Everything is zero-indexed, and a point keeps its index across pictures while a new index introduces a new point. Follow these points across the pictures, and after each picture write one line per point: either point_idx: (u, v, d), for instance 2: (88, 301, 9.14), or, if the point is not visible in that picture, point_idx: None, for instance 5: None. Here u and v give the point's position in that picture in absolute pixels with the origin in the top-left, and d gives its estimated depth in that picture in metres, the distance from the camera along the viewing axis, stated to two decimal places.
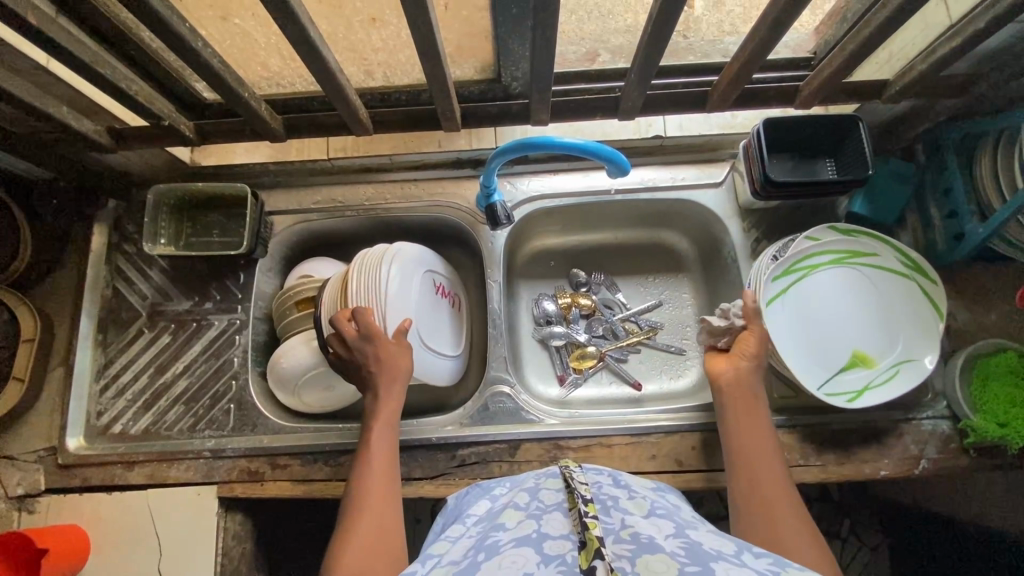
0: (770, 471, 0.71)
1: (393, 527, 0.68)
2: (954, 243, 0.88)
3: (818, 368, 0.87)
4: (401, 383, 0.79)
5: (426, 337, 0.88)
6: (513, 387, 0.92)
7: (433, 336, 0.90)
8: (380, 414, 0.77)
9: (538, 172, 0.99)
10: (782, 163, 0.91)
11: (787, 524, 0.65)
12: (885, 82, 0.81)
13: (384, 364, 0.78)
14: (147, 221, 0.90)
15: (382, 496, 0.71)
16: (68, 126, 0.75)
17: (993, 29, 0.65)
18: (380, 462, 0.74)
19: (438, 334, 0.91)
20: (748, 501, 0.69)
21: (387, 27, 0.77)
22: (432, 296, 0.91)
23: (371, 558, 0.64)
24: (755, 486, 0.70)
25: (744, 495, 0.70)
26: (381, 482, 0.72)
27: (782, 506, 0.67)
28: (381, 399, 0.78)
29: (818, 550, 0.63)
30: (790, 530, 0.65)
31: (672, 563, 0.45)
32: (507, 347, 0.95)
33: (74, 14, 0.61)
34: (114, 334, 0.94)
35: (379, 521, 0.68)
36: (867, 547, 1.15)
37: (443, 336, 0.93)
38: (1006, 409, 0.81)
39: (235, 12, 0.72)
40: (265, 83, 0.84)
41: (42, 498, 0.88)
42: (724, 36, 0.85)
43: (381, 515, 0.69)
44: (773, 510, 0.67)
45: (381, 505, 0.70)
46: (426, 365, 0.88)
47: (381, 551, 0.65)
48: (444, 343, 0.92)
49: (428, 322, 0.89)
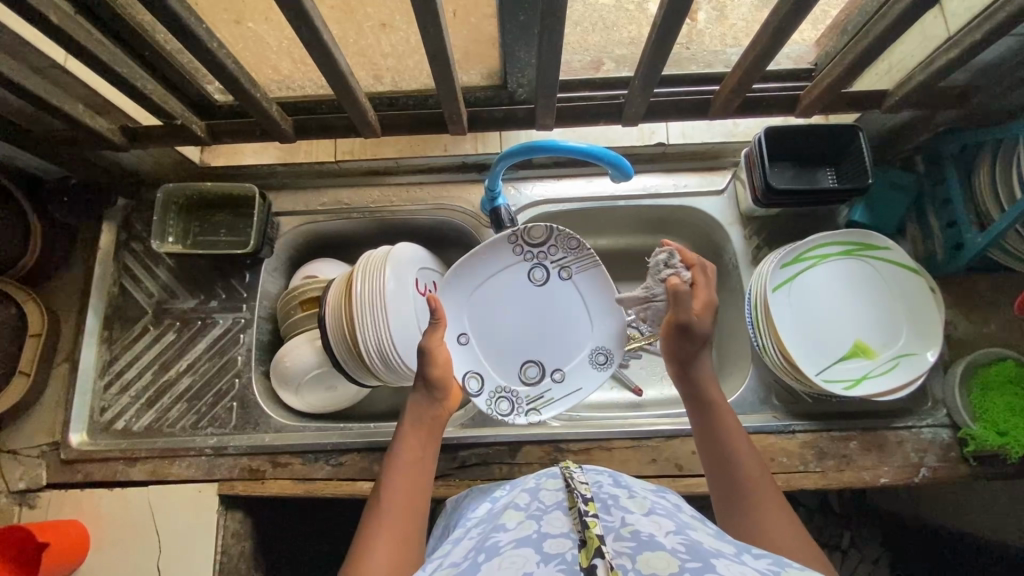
0: (762, 485, 0.61)
1: (414, 529, 0.60)
2: (955, 253, 0.89)
3: (816, 353, 0.88)
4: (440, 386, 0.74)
5: (564, 331, 0.91)
6: (542, 397, 0.90)
7: (553, 332, 0.91)
8: (424, 419, 0.71)
9: (541, 177, 1.00)
10: (783, 172, 0.92)
11: (779, 529, 0.57)
12: (885, 92, 0.82)
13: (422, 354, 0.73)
14: (156, 219, 0.92)
15: (409, 490, 0.63)
16: (80, 123, 0.76)
17: (989, 41, 0.66)
18: (413, 455, 0.67)
19: (544, 341, 0.90)
20: (735, 505, 0.61)
21: (397, 33, 0.79)
22: (534, 291, 0.90)
23: (402, 553, 0.57)
24: (743, 502, 0.61)
25: (729, 498, 0.62)
26: (411, 484, 0.63)
27: (773, 506, 0.59)
28: (422, 410, 0.72)
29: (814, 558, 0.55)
30: (792, 546, 0.56)
31: (672, 560, 0.45)
32: (503, 360, 0.89)
33: (95, 14, 0.62)
34: (119, 332, 0.95)
35: (406, 523, 0.60)
36: (867, 560, 1.10)
37: (535, 344, 0.90)
38: (1006, 418, 0.82)
39: (248, 16, 0.74)
40: (277, 86, 0.86)
41: (43, 493, 0.88)
42: (725, 48, 0.89)
43: (405, 518, 0.60)
44: (767, 524, 0.58)
45: (417, 508, 0.62)
46: (575, 363, 0.90)
47: (410, 553, 0.58)
48: (520, 362, 0.89)
49: (551, 315, 0.90)
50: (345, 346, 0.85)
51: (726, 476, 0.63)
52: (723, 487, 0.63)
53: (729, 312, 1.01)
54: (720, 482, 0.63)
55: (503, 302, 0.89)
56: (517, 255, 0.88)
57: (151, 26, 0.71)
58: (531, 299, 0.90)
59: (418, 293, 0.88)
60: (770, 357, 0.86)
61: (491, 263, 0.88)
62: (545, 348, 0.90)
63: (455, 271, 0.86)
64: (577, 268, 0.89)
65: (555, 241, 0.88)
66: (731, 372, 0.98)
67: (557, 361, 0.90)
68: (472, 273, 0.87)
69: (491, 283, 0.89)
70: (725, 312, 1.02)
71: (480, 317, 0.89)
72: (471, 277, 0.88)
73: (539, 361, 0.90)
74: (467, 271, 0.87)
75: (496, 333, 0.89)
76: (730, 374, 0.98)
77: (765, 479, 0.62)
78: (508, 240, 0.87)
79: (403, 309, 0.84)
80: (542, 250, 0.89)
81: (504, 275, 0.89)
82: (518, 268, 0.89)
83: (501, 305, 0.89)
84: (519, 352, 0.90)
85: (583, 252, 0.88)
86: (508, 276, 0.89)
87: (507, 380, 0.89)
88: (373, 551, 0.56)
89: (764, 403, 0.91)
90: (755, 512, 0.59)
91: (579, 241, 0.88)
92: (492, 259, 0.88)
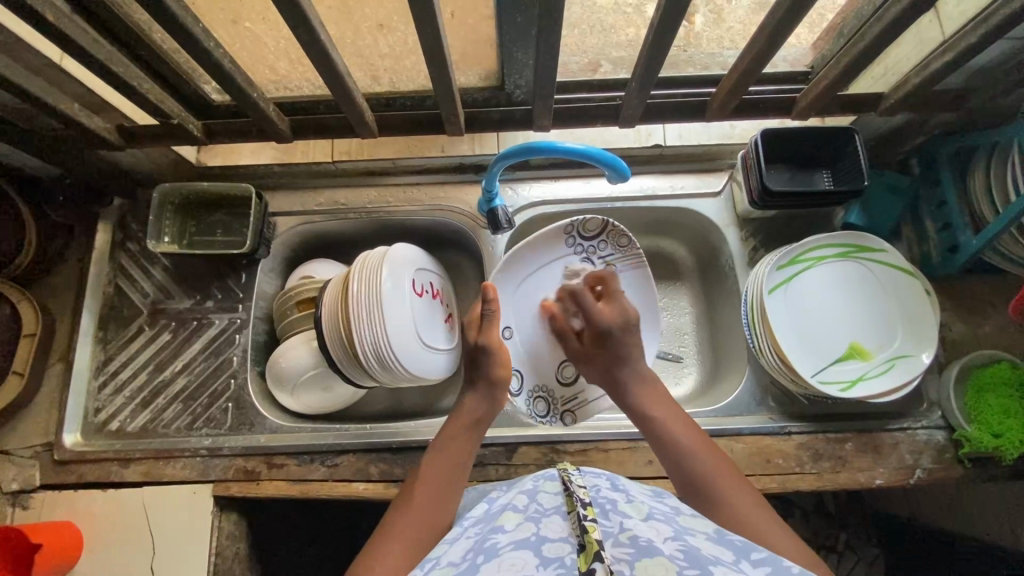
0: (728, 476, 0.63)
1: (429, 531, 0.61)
2: (949, 255, 0.89)
3: (812, 355, 0.88)
4: (502, 388, 0.75)
5: None
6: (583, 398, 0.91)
7: None
8: (465, 422, 0.72)
9: (539, 178, 1.00)
10: (780, 174, 0.91)
11: (754, 513, 0.59)
12: (881, 95, 0.83)
13: (487, 356, 0.75)
14: (152, 218, 0.91)
15: (440, 495, 0.64)
16: (76, 122, 0.76)
17: (983, 44, 0.66)
18: (448, 461, 0.68)
19: None
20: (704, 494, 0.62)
21: (394, 33, 0.79)
22: None
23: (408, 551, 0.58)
24: (708, 485, 0.62)
25: (696, 487, 0.63)
26: (440, 488, 0.65)
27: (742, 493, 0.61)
28: (462, 411, 0.73)
29: (790, 540, 0.57)
30: (770, 530, 0.58)
31: (671, 566, 0.45)
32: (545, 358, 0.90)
33: (91, 13, 0.62)
34: (114, 332, 0.95)
35: (422, 522, 0.61)
36: (863, 562, 1.12)
37: None
38: (1001, 420, 0.82)
39: (246, 16, 0.74)
40: (274, 86, 0.86)
41: (36, 494, 0.88)
42: (723, 50, 0.88)
43: (425, 515, 0.62)
44: (737, 509, 0.60)
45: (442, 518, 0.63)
46: None
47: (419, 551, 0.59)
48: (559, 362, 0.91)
49: None
50: (340, 345, 0.85)
51: (687, 468, 0.64)
52: (688, 480, 0.64)
53: (726, 313, 1.01)
54: (683, 473, 0.65)
55: (549, 298, 0.90)
56: (568, 247, 0.89)
57: (148, 25, 0.71)
58: None
59: (413, 294, 0.88)
60: (766, 359, 0.87)
61: (543, 254, 0.89)
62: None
63: (507, 261, 0.86)
64: (623, 267, 0.89)
65: (605, 236, 0.88)
66: (726, 375, 0.98)
67: None
68: (524, 265, 0.88)
69: (540, 277, 0.89)
70: (721, 313, 1.02)
71: (524, 313, 0.89)
72: (522, 269, 0.88)
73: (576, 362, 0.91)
74: (519, 263, 0.88)
75: (538, 330, 0.90)
76: (725, 377, 0.98)
77: (724, 464, 0.64)
78: (564, 232, 0.88)
79: (400, 311, 0.84)
80: (593, 245, 0.89)
81: (553, 269, 0.89)
82: (568, 262, 0.89)
83: (548, 300, 0.90)
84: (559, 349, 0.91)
85: (632, 250, 0.88)
86: (558, 270, 0.90)
87: (545, 380, 0.91)
88: (385, 546, 0.58)
89: (760, 405, 0.91)
90: (728, 499, 0.61)
91: (631, 240, 0.87)
92: (544, 252, 0.89)
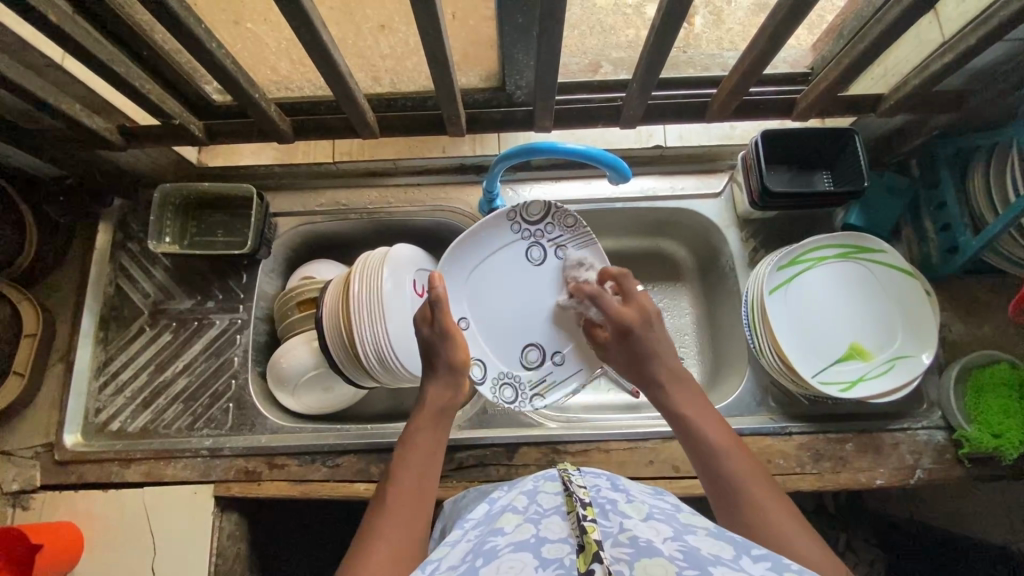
0: (754, 476, 0.62)
1: (413, 530, 0.60)
2: (949, 256, 0.89)
3: (813, 355, 0.88)
4: (465, 372, 0.75)
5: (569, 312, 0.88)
6: (547, 381, 0.89)
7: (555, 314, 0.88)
8: (429, 414, 0.71)
9: (539, 179, 1.01)
10: (779, 175, 0.92)
11: (785, 524, 0.57)
12: (880, 95, 0.83)
13: (442, 341, 0.74)
14: (152, 218, 0.91)
15: (415, 491, 0.63)
16: (77, 122, 0.76)
17: (982, 46, 0.67)
18: (420, 455, 0.67)
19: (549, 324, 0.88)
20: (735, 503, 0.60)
21: (396, 34, 0.79)
22: (534, 271, 0.88)
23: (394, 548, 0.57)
24: (738, 493, 0.60)
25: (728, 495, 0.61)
26: (415, 484, 0.64)
27: (773, 501, 0.59)
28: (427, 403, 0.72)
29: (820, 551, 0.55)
30: (800, 538, 0.56)
31: (670, 567, 0.45)
32: (507, 345, 0.87)
33: (94, 14, 0.62)
34: (114, 333, 0.95)
35: (404, 519, 0.60)
36: None
37: (537, 327, 0.88)
38: (1000, 420, 0.82)
39: (247, 17, 0.74)
40: (275, 87, 0.86)
41: (37, 494, 0.88)
42: (723, 51, 0.88)
43: (406, 513, 0.61)
44: (768, 518, 0.57)
45: (426, 503, 0.63)
46: (580, 345, 0.89)
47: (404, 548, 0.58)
48: (522, 346, 0.88)
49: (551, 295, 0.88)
50: (342, 346, 0.85)
51: (719, 476, 0.62)
52: (716, 479, 0.62)
53: (727, 314, 1.01)
54: (715, 480, 0.62)
55: (505, 284, 0.87)
56: (514, 233, 0.87)
57: (150, 26, 0.71)
58: (530, 280, 0.88)
59: (414, 294, 0.88)
60: (767, 359, 0.87)
61: (490, 240, 0.86)
62: (547, 328, 0.88)
63: (453, 249, 0.85)
64: (573, 248, 0.87)
65: (551, 219, 0.87)
66: (726, 375, 0.98)
67: (558, 345, 0.89)
68: (472, 253, 0.86)
69: (492, 263, 0.87)
70: (722, 314, 1.02)
71: (481, 301, 0.87)
72: (470, 257, 0.86)
73: (540, 345, 0.88)
74: (468, 250, 0.86)
75: (497, 318, 0.87)
76: (726, 377, 0.98)
77: (754, 470, 0.62)
78: (506, 217, 0.86)
79: (400, 312, 0.84)
80: (539, 228, 0.87)
81: (504, 254, 0.87)
82: (516, 247, 0.87)
83: (503, 285, 0.87)
84: (518, 335, 0.88)
85: (580, 229, 0.87)
86: (506, 255, 0.87)
87: (509, 366, 0.88)
88: (369, 546, 0.57)
89: (760, 405, 0.91)
90: (758, 507, 0.59)
91: (576, 219, 0.86)
92: (490, 238, 0.86)
